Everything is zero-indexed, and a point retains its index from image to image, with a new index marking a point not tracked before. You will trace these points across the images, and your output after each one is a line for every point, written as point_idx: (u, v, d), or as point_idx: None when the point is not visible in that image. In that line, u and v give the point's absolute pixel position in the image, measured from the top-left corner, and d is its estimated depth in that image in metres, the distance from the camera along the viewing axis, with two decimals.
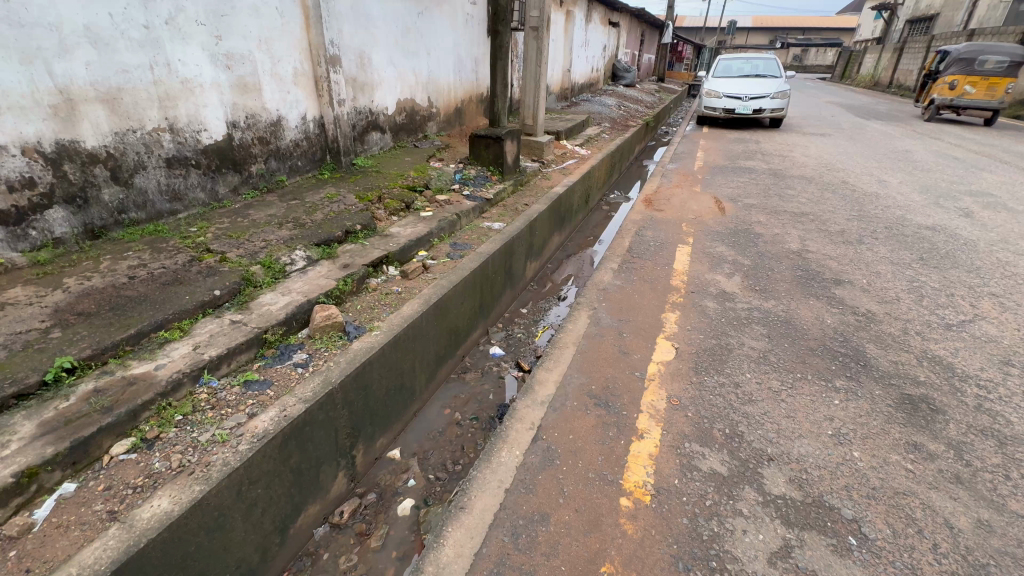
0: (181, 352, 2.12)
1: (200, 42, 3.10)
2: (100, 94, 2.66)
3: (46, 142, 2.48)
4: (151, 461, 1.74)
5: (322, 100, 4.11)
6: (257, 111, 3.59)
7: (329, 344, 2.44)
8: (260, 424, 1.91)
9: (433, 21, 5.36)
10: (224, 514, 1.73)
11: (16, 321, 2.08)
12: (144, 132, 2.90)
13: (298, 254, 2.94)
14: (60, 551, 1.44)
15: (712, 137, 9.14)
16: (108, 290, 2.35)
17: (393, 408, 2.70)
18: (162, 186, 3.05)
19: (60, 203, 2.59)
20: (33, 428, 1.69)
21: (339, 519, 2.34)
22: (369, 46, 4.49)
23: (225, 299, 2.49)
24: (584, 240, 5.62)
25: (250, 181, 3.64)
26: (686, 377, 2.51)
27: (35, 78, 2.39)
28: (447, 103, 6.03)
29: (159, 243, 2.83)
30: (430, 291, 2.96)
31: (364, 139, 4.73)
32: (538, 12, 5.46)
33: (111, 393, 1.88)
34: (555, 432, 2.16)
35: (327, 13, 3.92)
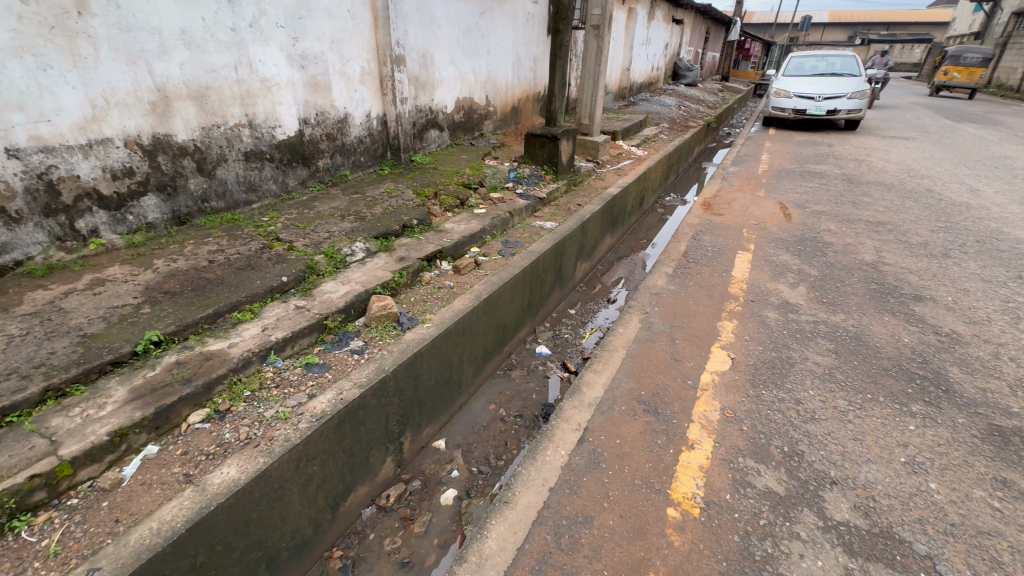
0: (251, 333, 2.27)
1: (279, 43, 3.30)
2: (191, 92, 2.90)
3: (145, 134, 2.74)
4: (223, 432, 1.88)
5: (385, 99, 4.26)
6: (327, 109, 3.78)
7: (383, 333, 2.53)
8: (318, 404, 2.02)
9: (494, 21, 5.42)
10: (283, 487, 1.84)
11: (114, 296, 2.31)
12: (226, 127, 3.13)
13: (358, 246, 3.07)
14: (144, 506, 1.59)
15: (778, 139, 8.67)
16: (191, 272, 2.56)
17: (440, 400, 2.77)
18: (240, 178, 3.28)
19: (153, 191, 2.84)
20: (125, 393, 1.87)
21: (385, 502, 2.43)
22: (432, 45, 4.61)
23: (291, 285, 2.64)
24: (636, 243, 5.50)
25: (317, 174, 3.84)
26: (742, 389, 2.40)
27: (139, 77, 2.65)
28: (504, 102, 6.08)
29: (234, 230, 3.04)
30: (481, 287, 3.01)
31: (423, 137, 4.86)
32: (600, 10, 5.39)
33: (191, 365, 2.05)
34: (601, 435, 2.14)
35: (395, 15, 4.06)
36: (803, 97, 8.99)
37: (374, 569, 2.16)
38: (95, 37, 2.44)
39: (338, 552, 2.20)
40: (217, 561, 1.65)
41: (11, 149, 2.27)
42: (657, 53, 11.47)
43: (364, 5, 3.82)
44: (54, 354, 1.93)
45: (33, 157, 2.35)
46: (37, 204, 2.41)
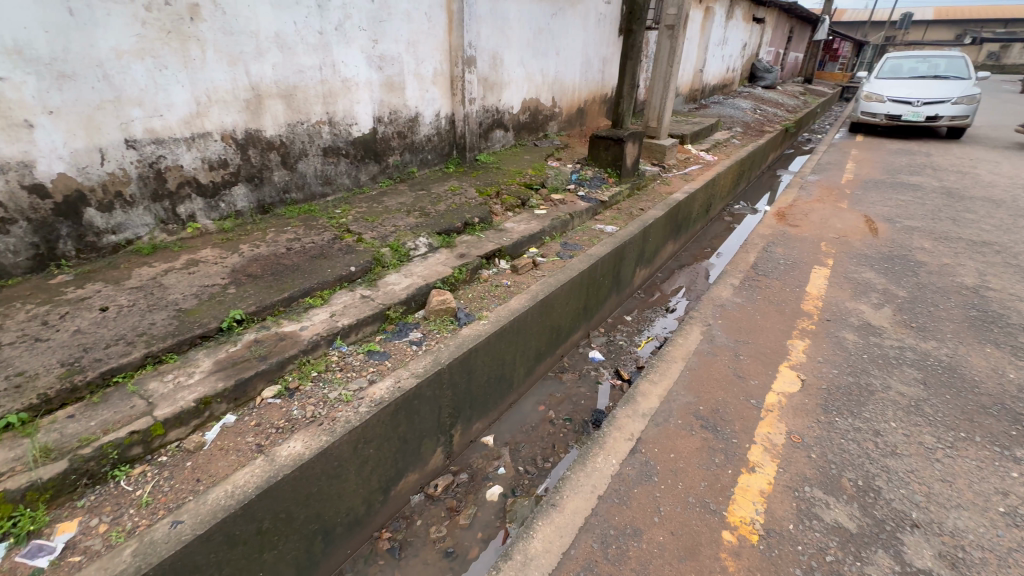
0: (321, 318, 2.42)
1: (361, 46, 3.48)
2: (281, 91, 3.12)
3: (239, 129, 2.99)
4: (291, 408, 2.02)
5: (455, 99, 4.37)
6: (400, 108, 3.93)
7: (441, 327, 2.60)
8: (378, 391, 2.11)
9: (566, 22, 5.41)
10: (341, 466, 1.95)
11: (205, 276, 2.53)
12: (309, 124, 3.34)
13: (422, 241, 3.17)
14: (222, 469, 1.74)
15: (867, 146, 8.00)
16: (271, 257, 2.76)
17: (491, 396, 2.80)
18: (318, 172, 3.49)
19: (243, 182, 3.09)
20: (210, 364, 2.05)
21: (433, 491, 2.49)
22: (502, 47, 4.68)
23: (358, 275, 2.78)
24: (700, 251, 5.29)
25: (387, 170, 4.00)
26: (813, 414, 2.24)
27: (237, 77, 2.89)
28: (570, 103, 6.05)
29: (310, 221, 3.24)
30: (538, 288, 3.01)
31: (488, 137, 4.93)
32: (676, 10, 5.22)
33: (267, 344, 2.21)
34: (655, 447, 2.08)
35: (469, 17, 4.16)
36: (899, 101, 8.23)
37: (419, 555, 2.23)
38: (203, 40, 2.70)
39: (386, 534, 2.29)
40: (280, 527, 1.77)
41: (130, 140, 2.56)
42: (734, 54, 10.95)
43: (441, 8, 3.94)
44: (155, 324, 2.15)
45: (146, 147, 2.63)
46: (147, 190, 2.69)
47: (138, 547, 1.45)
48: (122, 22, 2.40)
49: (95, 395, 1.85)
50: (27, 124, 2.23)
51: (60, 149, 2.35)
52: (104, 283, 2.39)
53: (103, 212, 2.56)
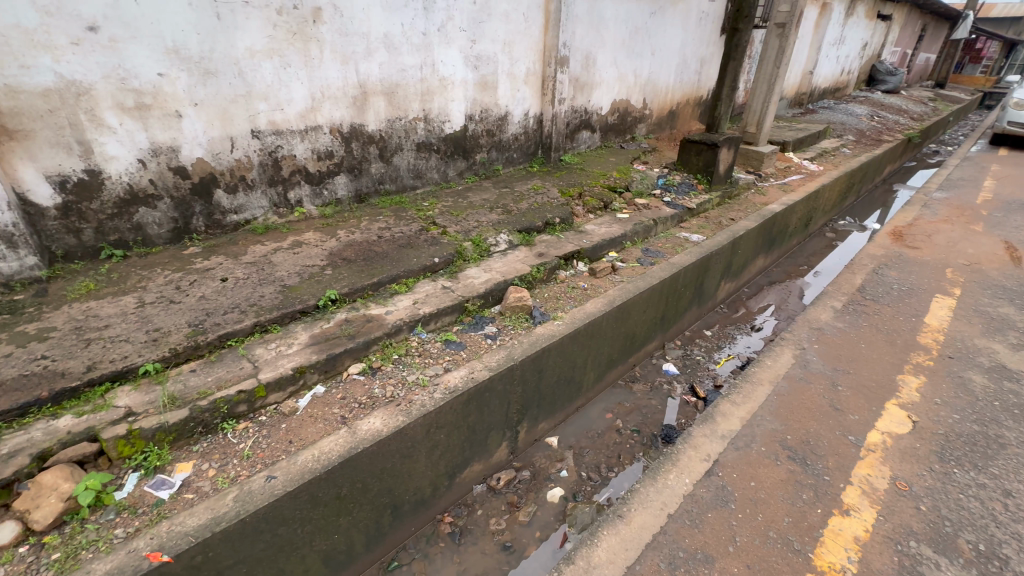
0: (404, 304, 2.54)
1: (459, 46, 3.60)
2: (384, 89, 3.32)
3: (345, 123, 3.22)
4: (373, 386, 2.15)
5: (544, 98, 4.39)
6: (491, 107, 4.02)
7: (516, 323, 2.63)
8: (452, 379, 2.19)
9: (665, 21, 5.22)
10: (414, 446, 2.04)
11: (307, 257, 2.77)
12: (406, 121, 3.52)
13: (502, 238, 3.22)
14: (311, 435, 1.89)
15: (1013, 162, 6.93)
16: (364, 244, 2.96)
17: (559, 398, 2.79)
18: (410, 166, 3.67)
19: (344, 172, 3.33)
20: (306, 337, 2.24)
21: (495, 484, 2.53)
22: (597, 46, 4.62)
23: (440, 266, 2.88)
24: (794, 268, 4.89)
25: (474, 167, 4.11)
26: (926, 461, 2.00)
27: (348, 75, 3.12)
28: (662, 105, 5.84)
29: (400, 212, 3.42)
30: (616, 293, 2.95)
31: (574, 137, 4.90)
32: (789, 6, 4.82)
33: (356, 324, 2.36)
34: (733, 472, 1.95)
35: (566, 17, 4.15)
36: None
37: (478, 544, 2.29)
38: (322, 41, 2.94)
39: (448, 518, 2.37)
40: (355, 496, 1.90)
41: (255, 131, 2.86)
42: (851, 54, 9.95)
43: (538, 8, 3.97)
44: (263, 297, 2.38)
45: (268, 138, 2.92)
46: (265, 176, 2.99)
47: (238, 495, 1.63)
48: (258, 25, 2.68)
49: (213, 355, 2.09)
50: (177, 115, 2.57)
51: (200, 137, 2.68)
52: (225, 257, 2.69)
53: (228, 194, 2.88)
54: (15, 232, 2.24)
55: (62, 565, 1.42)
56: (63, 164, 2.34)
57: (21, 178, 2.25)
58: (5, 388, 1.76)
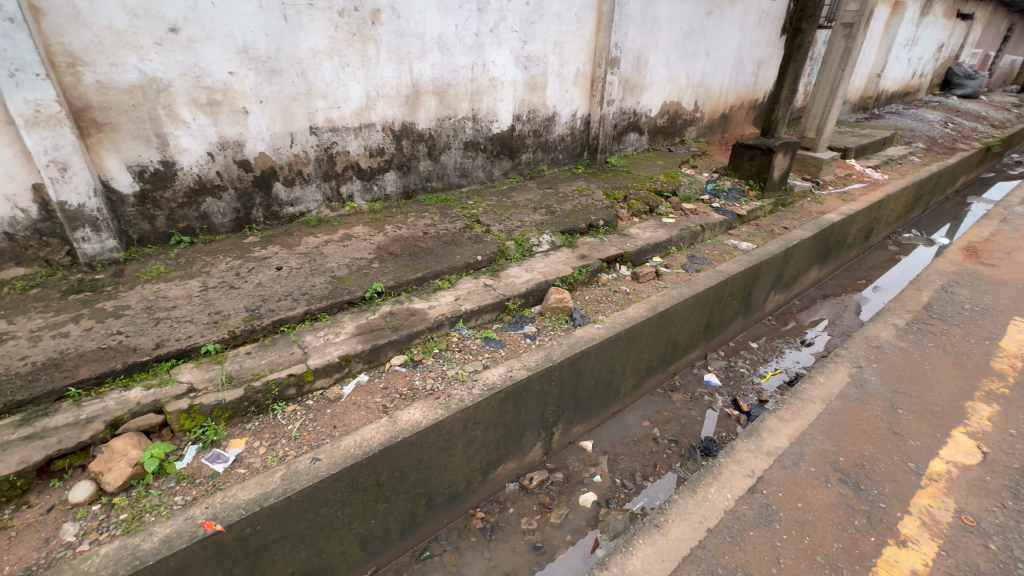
0: (447, 300, 2.59)
1: (511, 46, 3.63)
2: (436, 88, 3.39)
3: (397, 122, 3.31)
4: (414, 378, 2.20)
5: (593, 99, 4.35)
6: (539, 108, 4.02)
7: (556, 324, 2.63)
8: (491, 376, 2.21)
9: (721, 21, 5.06)
10: (451, 440, 2.08)
11: (356, 250, 2.87)
12: (455, 120, 3.58)
13: (545, 238, 3.22)
14: (354, 421, 1.96)
15: None
16: (410, 239, 3.03)
17: (595, 402, 2.76)
18: (457, 165, 3.73)
19: (394, 169, 3.42)
20: (352, 327, 2.32)
21: (528, 483, 2.54)
22: (649, 48, 4.54)
23: (483, 264, 2.91)
24: (851, 282, 4.63)
25: (519, 167, 4.13)
26: (996, 497, 1.87)
27: (402, 74, 3.21)
28: (714, 108, 5.66)
29: (445, 209, 3.48)
30: (659, 299, 2.89)
31: (621, 139, 4.83)
32: (858, 6, 4.54)
33: (399, 316, 2.42)
34: (779, 491, 1.87)
35: (619, 17, 4.09)
36: None
37: (508, 542, 2.30)
38: (379, 42, 3.04)
39: (480, 514, 2.39)
40: (392, 484, 1.95)
41: (313, 127, 2.98)
42: (924, 57, 9.31)
43: (591, 9, 3.94)
44: (313, 286, 2.49)
45: (325, 134, 3.04)
46: (320, 171, 3.11)
47: (285, 473, 1.71)
48: (321, 26, 2.80)
49: (267, 339, 2.20)
50: (244, 111, 2.73)
51: (264, 132, 2.83)
52: (280, 247, 2.83)
53: (286, 187, 3.02)
54: (98, 217, 2.44)
55: (128, 525, 1.53)
56: (142, 155, 2.52)
57: (105, 167, 2.45)
58: (85, 359, 1.92)
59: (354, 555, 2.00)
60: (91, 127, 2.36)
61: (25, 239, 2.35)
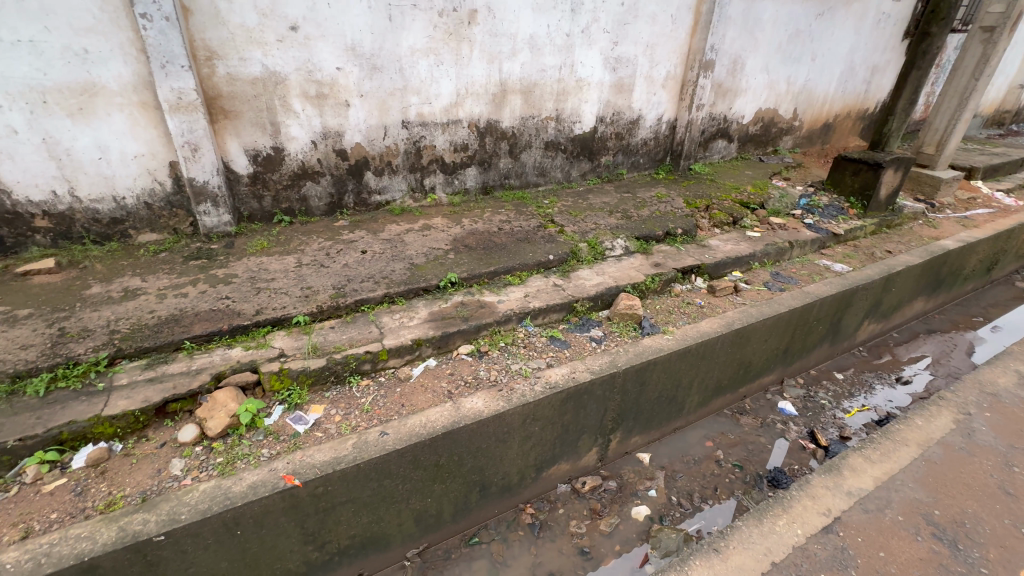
0: (516, 296, 2.63)
1: (601, 47, 3.60)
2: (523, 87, 3.45)
3: (482, 119, 3.41)
4: (479, 368, 2.26)
5: (681, 104, 4.20)
6: (624, 110, 3.95)
7: (623, 331, 2.59)
8: (553, 375, 2.22)
9: (833, 23, 4.66)
10: (510, 433, 2.12)
11: (434, 240, 2.99)
12: (539, 119, 3.61)
13: (619, 243, 3.16)
14: (420, 402, 2.07)
15: None
16: (485, 233, 3.12)
17: (657, 414, 2.68)
18: (536, 164, 3.77)
19: (475, 164, 3.52)
20: (425, 313, 2.43)
21: (580, 487, 2.53)
22: (747, 51, 4.30)
23: (554, 264, 2.92)
24: (963, 319, 4.11)
25: (598, 169, 4.08)
26: None
27: (491, 73, 3.29)
28: (815, 118, 5.25)
29: (521, 207, 3.53)
30: (735, 315, 2.75)
31: (708, 146, 4.62)
32: (1004, 7, 3.98)
33: (469, 307, 2.50)
34: (857, 536, 1.73)
35: (718, 19, 3.92)
36: None
37: (556, 542, 2.30)
38: (473, 41, 3.14)
39: (530, 509, 2.42)
40: (451, 467, 2.03)
41: (405, 122, 3.15)
42: None
43: (688, 10, 3.81)
44: (393, 272, 2.63)
45: (415, 128, 3.20)
46: (408, 163, 3.28)
47: (356, 443, 1.84)
48: (421, 26, 2.95)
49: (349, 316, 2.36)
50: (346, 104, 2.94)
51: (361, 124, 3.03)
52: (366, 232, 3.02)
53: (376, 176, 3.22)
54: (218, 193, 2.75)
55: (223, 468, 1.72)
56: (258, 141, 2.80)
57: (228, 150, 2.75)
58: (198, 318, 2.18)
59: (409, 529, 2.10)
60: (219, 114, 2.66)
61: (160, 208, 2.71)
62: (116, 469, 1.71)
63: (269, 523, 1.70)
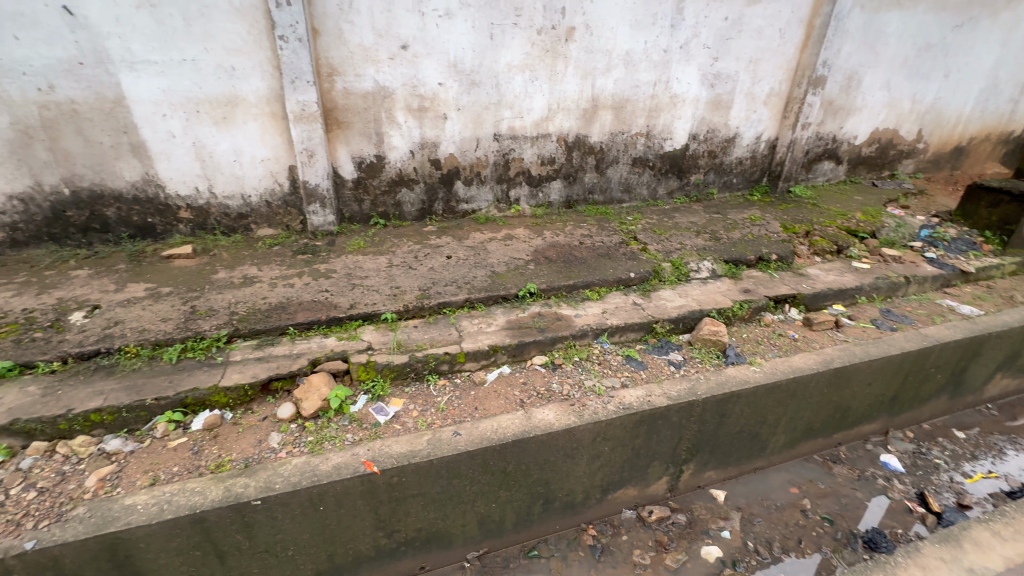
0: (593, 311, 2.60)
1: (699, 63, 3.49)
2: (615, 103, 3.43)
3: (571, 134, 3.44)
4: (552, 380, 2.27)
5: (784, 122, 3.94)
6: (719, 127, 3.79)
7: (705, 357, 2.46)
8: (628, 396, 2.17)
9: (974, 35, 4.15)
10: (579, 449, 2.09)
11: (515, 250, 3.06)
12: (628, 135, 3.57)
13: (705, 265, 3.02)
14: (493, 407, 2.11)
15: None
16: (566, 247, 3.13)
17: (736, 450, 2.51)
18: (622, 180, 3.72)
19: (561, 178, 3.56)
20: (503, 321, 2.48)
21: (646, 516, 2.42)
22: (865, 66, 3.95)
23: (634, 282, 2.86)
24: None
25: (686, 188, 3.95)
26: None
27: (584, 89, 3.32)
28: (944, 141, 4.68)
29: (603, 222, 3.50)
30: (835, 353, 2.51)
31: (812, 168, 4.28)
32: None
33: (546, 319, 2.51)
34: None
35: (833, 32, 3.65)
36: None
37: (618, 568, 2.22)
38: (569, 58, 3.19)
39: (592, 531, 2.36)
40: (518, 475, 2.05)
41: (497, 135, 3.27)
42: None
43: (800, 23, 3.59)
44: (475, 278, 2.72)
45: (505, 141, 3.31)
46: (496, 174, 3.39)
47: (431, 439, 1.92)
48: (519, 44, 3.06)
49: (431, 317, 2.48)
50: (444, 117, 3.11)
51: (456, 136, 3.19)
52: (452, 238, 3.16)
53: (465, 186, 3.36)
54: (326, 196, 3.02)
55: (313, 446, 1.88)
56: (364, 149, 3.05)
57: (337, 157, 3.01)
58: (301, 307, 2.40)
59: (472, 531, 2.14)
60: (334, 125, 2.93)
61: (277, 207, 3.03)
62: (226, 435, 1.92)
63: (348, 504, 1.82)
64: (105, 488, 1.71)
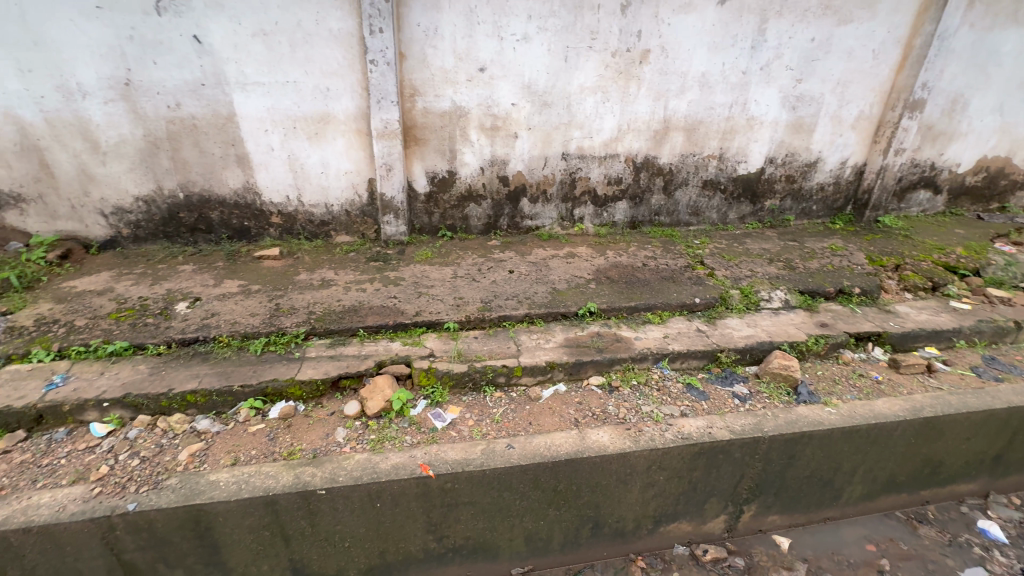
0: (654, 335, 2.55)
1: (781, 85, 3.36)
2: (687, 125, 3.38)
3: (640, 154, 3.42)
4: (608, 402, 2.24)
5: (874, 147, 3.68)
6: (800, 151, 3.61)
7: (773, 392, 2.33)
8: (687, 426, 2.09)
9: None
10: (633, 475, 2.04)
11: (577, 268, 3.07)
12: (700, 157, 3.49)
13: (778, 294, 2.87)
14: (547, 424, 2.12)
15: None
16: (629, 267, 3.09)
17: (805, 496, 2.33)
18: (690, 203, 3.64)
19: (627, 199, 3.54)
20: (561, 338, 2.49)
21: (701, 554, 2.30)
22: (973, 88, 3.61)
23: (699, 307, 2.76)
24: None
25: (759, 213, 3.78)
26: None
27: (656, 110, 3.30)
28: None
29: (669, 244, 3.43)
30: (925, 400, 2.29)
31: (905, 197, 3.95)
32: None
33: (605, 339, 2.49)
34: None
35: (936, 53, 3.39)
36: None
37: None
38: (642, 79, 3.20)
39: (641, 562, 2.28)
40: (569, 495, 2.03)
41: (565, 154, 3.32)
42: None
43: (896, 44, 3.37)
44: (535, 294, 2.76)
45: (573, 161, 3.35)
46: (561, 192, 3.44)
47: (485, 449, 1.95)
48: (593, 66, 3.10)
49: (491, 329, 2.54)
50: (515, 136, 3.21)
51: (525, 154, 3.28)
52: (515, 253, 3.22)
53: (531, 203, 3.43)
54: (400, 208, 3.20)
55: (374, 445, 1.98)
56: (437, 165, 3.20)
57: (413, 172, 3.19)
58: (371, 311, 2.55)
59: (518, 546, 2.14)
60: (412, 141, 3.11)
61: (355, 216, 3.25)
62: (298, 426, 2.07)
63: (403, 504, 1.89)
64: (194, 462, 1.90)
